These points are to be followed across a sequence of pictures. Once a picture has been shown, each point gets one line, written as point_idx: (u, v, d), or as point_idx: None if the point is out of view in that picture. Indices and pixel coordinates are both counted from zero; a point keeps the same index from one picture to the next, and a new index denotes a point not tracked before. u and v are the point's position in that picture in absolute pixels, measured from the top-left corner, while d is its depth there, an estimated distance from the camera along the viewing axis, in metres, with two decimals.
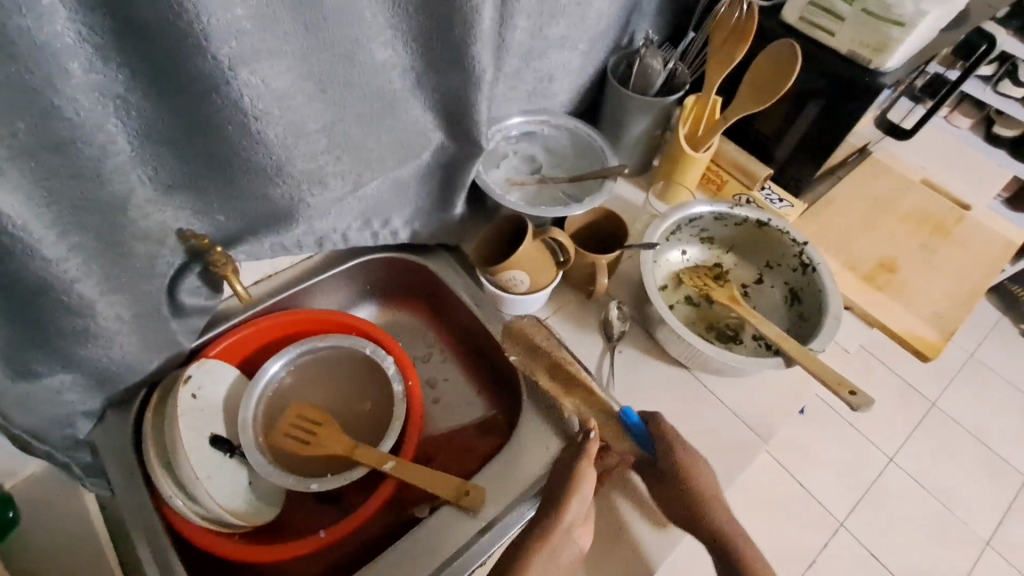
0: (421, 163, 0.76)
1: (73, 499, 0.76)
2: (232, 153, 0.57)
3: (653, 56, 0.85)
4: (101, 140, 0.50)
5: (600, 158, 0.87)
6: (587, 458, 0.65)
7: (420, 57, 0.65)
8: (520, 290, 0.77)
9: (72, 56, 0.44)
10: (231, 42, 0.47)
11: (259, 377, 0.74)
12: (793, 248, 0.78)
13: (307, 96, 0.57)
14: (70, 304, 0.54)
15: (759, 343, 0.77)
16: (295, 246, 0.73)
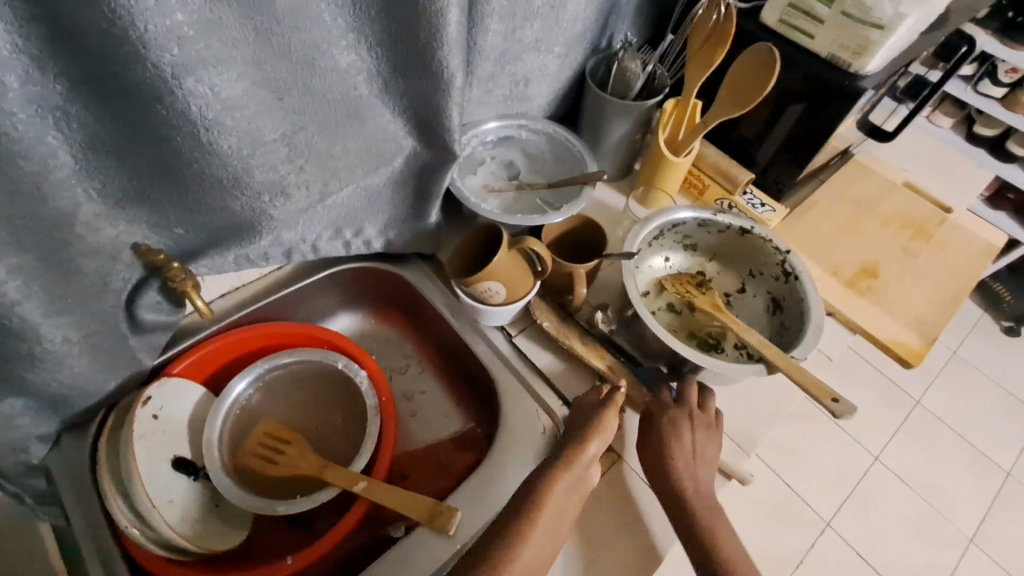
0: (393, 171, 0.74)
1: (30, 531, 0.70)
2: (185, 166, 0.54)
3: (632, 59, 0.83)
4: (41, 155, 0.47)
5: (580, 163, 0.85)
6: (615, 406, 0.66)
7: (385, 62, 0.62)
8: (496, 301, 0.74)
9: (4, 67, 0.41)
10: (174, 49, 0.44)
11: (224, 398, 0.71)
12: (775, 256, 0.76)
13: (263, 105, 0.54)
14: (12, 327, 0.51)
15: (740, 353, 0.76)
16: (261, 258, 0.70)
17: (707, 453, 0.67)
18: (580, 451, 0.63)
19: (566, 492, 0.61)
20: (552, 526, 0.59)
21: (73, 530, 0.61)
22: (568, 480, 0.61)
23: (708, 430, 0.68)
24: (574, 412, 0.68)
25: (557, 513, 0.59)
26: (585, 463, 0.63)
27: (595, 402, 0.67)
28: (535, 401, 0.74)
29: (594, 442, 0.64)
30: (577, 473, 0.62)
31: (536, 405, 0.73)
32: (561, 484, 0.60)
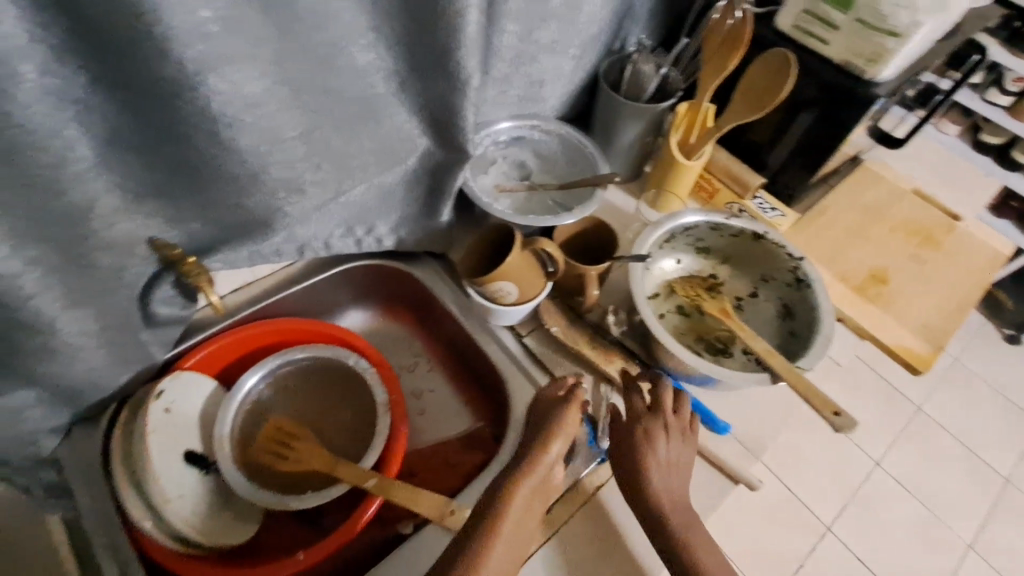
0: (406, 169, 0.74)
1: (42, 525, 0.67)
2: (203, 163, 0.54)
3: (646, 62, 0.84)
4: (59, 147, 0.46)
5: (592, 164, 0.85)
6: (576, 404, 0.64)
7: (402, 61, 0.62)
8: (508, 301, 0.75)
9: (24, 59, 0.40)
10: (198, 46, 0.44)
11: (236, 390, 0.71)
12: (788, 262, 0.76)
13: (283, 102, 0.54)
14: (27, 320, 0.51)
15: (748, 358, 0.76)
16: (274, 254, 0.70)
17: (681, 457, 0.66)
18: (539, 457, 0.61)
19: (528, 497, 0.60)
20: (512, 540, 0.58)
21: (81, 524, 0.61)
22: (530, 482, 0.60)
23: (679, 434, 0.66)
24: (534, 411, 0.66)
25: (518, 525, 0.58)
26: (544, 467, 0.61)
27: (553, 401, 0.65)
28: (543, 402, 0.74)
29: (554, 444, 0.62)
30: (538, 478, 0.61)
31: None
32: (525, 488, 0.60)
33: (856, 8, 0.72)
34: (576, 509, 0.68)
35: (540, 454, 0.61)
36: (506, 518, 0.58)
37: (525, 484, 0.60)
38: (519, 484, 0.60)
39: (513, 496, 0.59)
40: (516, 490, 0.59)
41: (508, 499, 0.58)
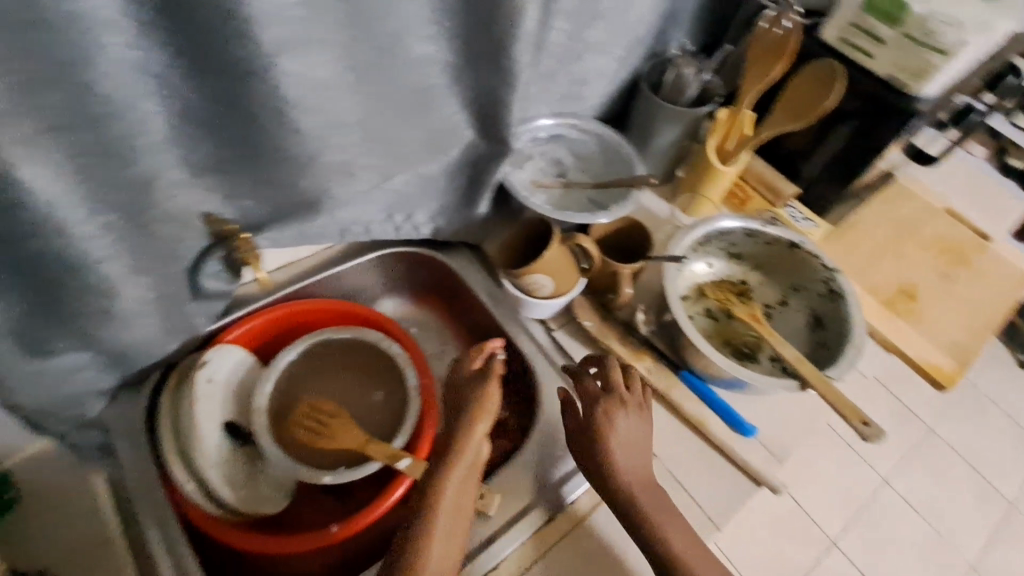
0: (449, 160, 0.76)
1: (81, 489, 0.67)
2: (267, 140, 0.55)
3: (688, 67, 0.84)
4: (135, 117, 0.47)
5: (628, 165, 0.87)
6: (495, 378, 0.66)
7: (457, 53, 0.64)
8: (542, 295, 0.76)
9: (112, 30, 0.41)
10: (274, 30, 0.46)
11: (274, 366, 0.72)
12: (821, 273, 0.77)
13: (345, 87, 0.56)
14: (95, 284, 0.51)
15: (775, 365, 0.77)
16: (318, 236, 0.72)
17: (634, 432, 0.65)
18: (464, 441, 0.62)
19: (466, 475, 0.61)
20: (452, 521, 0.59)
21: (125, 489, 0.63)
22: (464, 463, 0.61)
23: (618, 409, 0.66)
24: (450, 389, 0.68)
25: (457, 503, 0.60)
26: (474, 444, 0.62)
27: (471, 380, 0.67)
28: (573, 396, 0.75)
29: (478, 425, 0.63)
30: (471, 456, 0.62)
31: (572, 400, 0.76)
32: (461, 465, 0.61)
33: (904, 23, 0.73)
34: (563, 533, 0.68)
35: (467, 433, 0.63)
36: (443, 500, 0.59)
37: (459, 464, 0.61)
38: (453, 464, 0.61)
39: (450, 476, 0.60)
40: (450, 470, 0.61)
41: (443, 478, 0.60)
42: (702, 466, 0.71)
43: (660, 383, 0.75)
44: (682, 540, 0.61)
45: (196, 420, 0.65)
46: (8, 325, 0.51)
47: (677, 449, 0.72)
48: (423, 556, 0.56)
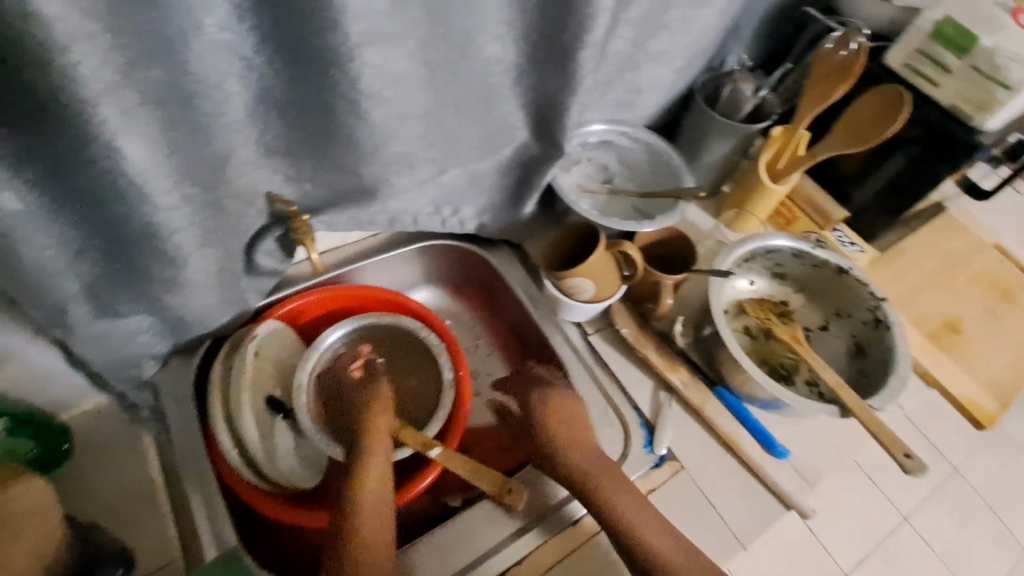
0: (501, 159, 0.77)
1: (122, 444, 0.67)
2: (336, 127, 0.57)
3: (746, 82, 0.83)
4: (221, 96, 0.49)
5: (675, 178, 0.87)
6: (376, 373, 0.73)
7: (524, 54, 0.65)
8: (581, 298, 0.77)
9: (209, 12, 0.43)
10: (360, 25, 0.48)
11: (319, 343, 0.74)
12: (869, 301, 0.77)
13: (416, 81, 0.57)
14: (168, 252, 0.53)
15: (811, 389, 0.77)
16: (369, 223, 0.74)
17: (560, 418, 0.67)
18: (373, 425, 0.66)
19: (387, 457, 0.64)
20: (380, 496, 0.61)
21: (171, 452, 0.65)
22: (383, 446, 0.64)
23: (540, 403, 0.69)
24: (346, 396, 0.71)
25: (383, 479, 0.62)
26: (384, 431, 0.66)
27: (354, 387, 0.71)
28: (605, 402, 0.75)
29: (381, 415, 0.67)
30: (385, 441, 0.65)
31: (605, 407, 0.74)
32: (381, 447, 0.64)
33: (971, 54, 0.72)
34: (574, 547, 0.66)
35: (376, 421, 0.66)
36: (368, 474, 0.62)
37: (379, 446, 0.64)
38: (375, 442, 0.64)
39: (374, 456, 0.63)
40: (373, 448, 0.64)
41: (366, 459, 0.63)
42: (731, 482, 0.71)
43: (695, 397, 0.75)
44: (642, 523, 0.61)
45: (245, 392, 0.66)
46: (83, 285, 0.53)
47: (707, 464, 0.72)
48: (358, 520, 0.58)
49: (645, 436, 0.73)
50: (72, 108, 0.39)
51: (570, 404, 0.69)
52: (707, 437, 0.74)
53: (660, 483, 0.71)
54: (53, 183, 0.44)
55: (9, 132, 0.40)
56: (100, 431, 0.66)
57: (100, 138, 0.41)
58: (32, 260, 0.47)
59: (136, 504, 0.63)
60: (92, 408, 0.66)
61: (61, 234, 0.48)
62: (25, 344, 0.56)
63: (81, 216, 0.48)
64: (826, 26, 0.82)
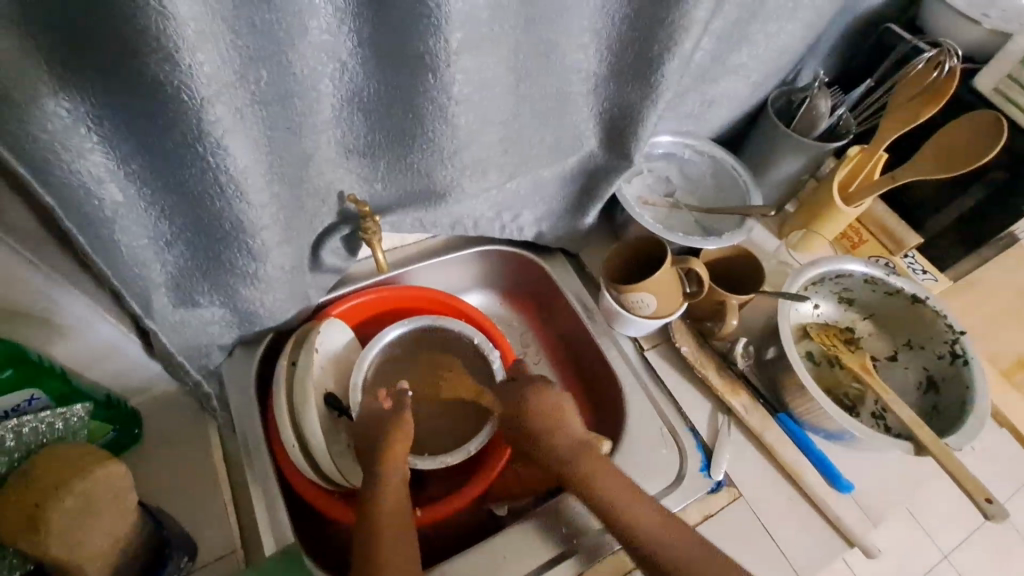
0: (566, 167, 0.74)
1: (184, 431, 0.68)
2: (419, 132, 0.57)
3: (825, 98, 0.79)
4: (313, 96, 0.50)
5: (742, 193, 0.83)
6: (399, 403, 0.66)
7: (607, 65, 0.64)
8: (642, 313, 0.74)
9: (313, 15, 0.44)
10: (459, 32, 0.48)
11: (376, 342, 0.73)
12: (946, 334, 0.74)
13: (501, 88, 0.57)
14: (252, 248, 0.54)
15: (878, 422, 0.73)
16: (432, 225, 0.72)
17: (557, 430, 0.66)
18: (393, 446, 0.62)
19: (403, 479, 0.62)
20: (397, 515, 0.59)
21: (235, 442, 0.66)
22: (400, 468, 0.62)
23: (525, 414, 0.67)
24: (368, 421, 0.65)
25: (401, 500, 0.60)
26: (402, 455, 0.62)
27: (380, 415, 0.65)
28: (661, 420, 0.74)
29: (402, 438, 0.63)
30: (401, 462, 0.62)
31: (660, 425, 0.74)
32: (397, 468, 0.61)
33: None
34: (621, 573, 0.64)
35: (394, 450, 0.62)
36: (384, 495, 0.59)
37: (396, 466, 0.62)
38: (392, 464, 0.61)
39: (387, 475, 0.61)
40: (391, 470, 0.61)
41: (382, 479, 0.60)
42: (790, 512, 0.69)
43: (757, 422, 0.73)
44: (641, 513, 0.59)
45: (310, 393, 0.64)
46: (167, 274, 0.54)
47: (766, 493, 0.70)
48: (379, 539, 0.56)
49: (702, 459, 0.71)
50: (188, 108, 0.40)
51: (566, 400, 0.68)
52: (766, 465, 0.72)
53: (716, 509, 0.69)
54: (154, 175, 0.46)
55: (123, 124, 0.41)
56: (165, 418, 0.67)
57: (209, 137, 0.42)
58: (127, 250, 0.48)
59: (198, 491, 0.64)
60: (158, 395, 0.67)
61: (154, 225, 0.49)
62: (117, 336, 0.58)
63: (175, 208, 0.49)
64: (915, 47, 0.79)
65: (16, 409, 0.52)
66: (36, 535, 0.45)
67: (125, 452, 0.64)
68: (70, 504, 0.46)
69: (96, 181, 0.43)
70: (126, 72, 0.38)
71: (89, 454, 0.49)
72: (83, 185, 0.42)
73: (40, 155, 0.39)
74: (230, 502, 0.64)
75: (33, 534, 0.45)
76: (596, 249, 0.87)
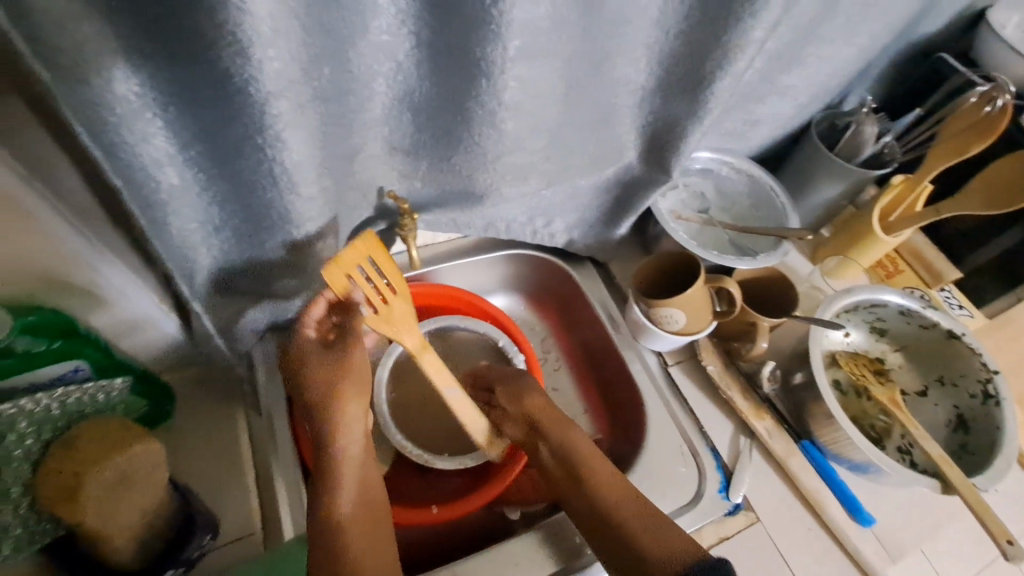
0: (604, 178, 0.74)
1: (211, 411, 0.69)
2: (465, 134, 0.58)
3: (872, 124, 0.78)
4: (366, 94, 0.51)
5: (778, 214, 0.81)
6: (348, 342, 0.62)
7: (657, 78, 0.64)
8: (669, 329, 0.74)
9: (376, 15, 0.45)
10: (517, 40, 0.49)
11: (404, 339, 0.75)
12: (980, 372, 0.72)
13: (552, 97, 0.58)
14: (295, 237, 0.55)
15: (903, 457, 0.71)
16: (466, 226, 0.72)
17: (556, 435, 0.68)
18: (343, 425, 0.61)
19: (359, 471, 0.62)
20: (369, 529, 0.60)
21: (260, 425, 0.67)
22: (354, 450, 0.62)
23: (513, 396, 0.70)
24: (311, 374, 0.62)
25: (361, 501, 0.61)
26: (354, 419, 0.62)
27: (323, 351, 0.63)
28: (681, 437, 0.74)
29: (351, 408, 0.62)
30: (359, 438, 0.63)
31: (681, 442, 0.73)
32: (351, 458, 0.61)
33: None
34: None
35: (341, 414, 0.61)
36: (341, 497, 0.59)
37: (351, 455, 0.61)
38: (344, 450, 0.61)
39: (342, 480, 0.60)
40: (344, 459, 0.60)
41: (337, 482, 0.60)
42: (808, 541, 0.68)
43: (780, 448, 0.72)
44: (615, 494, 0.62)
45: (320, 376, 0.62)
46: (212, 259, 0.55)
47: (785, 520, 0.69)
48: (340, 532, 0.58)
49: (721, 481, 0.71)
50: (254, 100, 0.41)
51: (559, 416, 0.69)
52: (787, 492, 0.71)
53: (733, 531, 0.68)
54: (211, 161, 0.47)
55: (187, 110, 0.42)
56: (193, 397, 0.68)
57: (270, 129, 0.43)
58: (178, 232, 0.49)
59: (221, 471, 0.65)
60: (188, 374, 0.68)
61: (205, 210, 0.50)
62: (158, 312, 0.59)
63: (226, 195, 0.50)
64: (968, 80, 0.78)
65: (62, 378, 0.53)
66: (74, 506, 0.46)
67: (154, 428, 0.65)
68: (108, 477, 0.47)
69: (156, 164, 0.44)
70: (199, 62, 0.39)
71: (128, 430, 0.50)
72: (145, 168, 0.43)
73: (110, 138, 0.40)
74: (252, 484, 0.65)
75: (72, 503, 0.46)
76: (625, 261, 0.87)
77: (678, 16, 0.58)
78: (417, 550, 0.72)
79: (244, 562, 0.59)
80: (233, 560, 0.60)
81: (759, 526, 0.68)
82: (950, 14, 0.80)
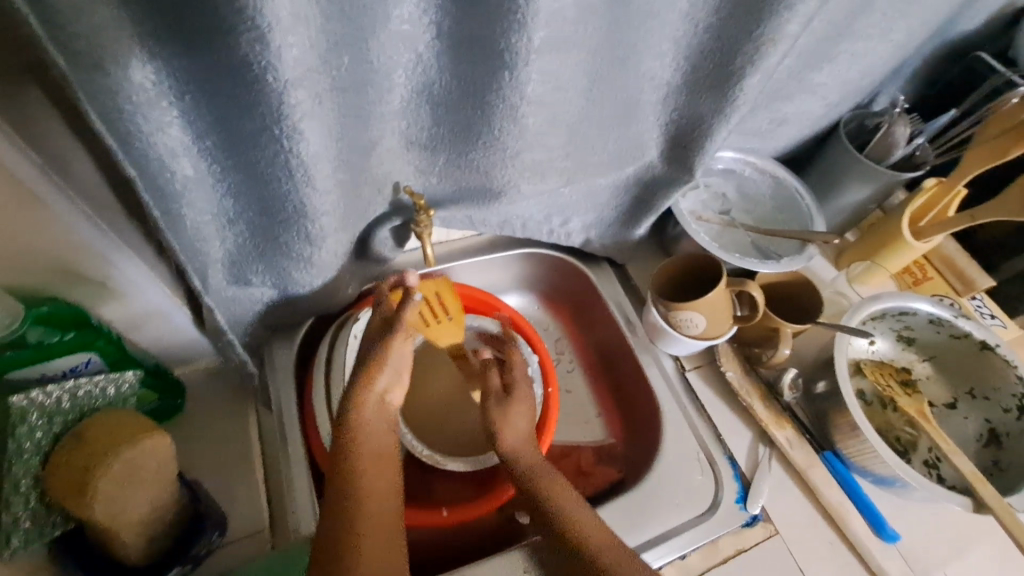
0: (624, 177, 0.71)
1: (218, 404, 0.68)
2: (485, 127, 0.56)
3: (905, 125, 0.75)
4: (385, 86, 0.50)
5: (803, 217, 0.79)
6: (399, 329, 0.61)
7: (684, 73, 0.62)
8: (687, 331, 0.71)
9: (399, 4, 0.44)
10: (542, 32, 0.47)
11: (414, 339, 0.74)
12: (1016, 387, 0.69)
13: (574, 89, 0.56)
14: (310, 232, 0.54)
15: (929, 471, 0.69)
16: (482, 224, 0.71)
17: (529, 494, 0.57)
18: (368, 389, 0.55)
19: (381, 429, 0.55)
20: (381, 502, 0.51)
21: (270, 421, 0.66)
22: (372, 405, 0.55)
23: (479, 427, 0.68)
24: (364, 344, 0.60)
25: (377, 457, 0.53)
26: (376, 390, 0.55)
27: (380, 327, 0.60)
28: (698, 445, 0.72)
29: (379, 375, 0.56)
30: (375, 400, 0.55)
31: (698, 451, 0.71)
32: (369, 417, 0.55)
33: None
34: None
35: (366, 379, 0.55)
36: (358, 451, 0.53)
37: (368, 416, 0.55)
38: (362, 403, 0.54)
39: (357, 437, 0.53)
40: (361, 413, 0.54)
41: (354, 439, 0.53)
42: (829, 555, 0.66)
43: (802, 459, 0.70)
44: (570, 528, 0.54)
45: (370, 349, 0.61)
46: (225, 251, 0.54)
47: (805, 533, 0.67)
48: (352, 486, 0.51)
49: (738, 490, 0.69)
50: (272, 88, 0.40)
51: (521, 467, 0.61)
52: (808, 505, 0.69)
53: (752, 543, 0.66)
54: (225, 152, 0.46)
55: (205, 99, 0.41)
56: (207, 389, 0.68)
57: (288, 120, 0.43)
58: (192, 223, 0.48)
59: (231, 466, 0.64)
60: (203, 366, 0.68)
61: (219, 202, 0.50)
62: (171, 307, 0.59)
63: (242, 187, 0.49)
64: (1009, 81, 0.74)
65: (74, 370, 0.53)
66: (81, 501, 0.46)
67: (164, 421, 0.65)
68: (117, 471, 0.46)
69: (171, 154, 0.43)
70: (217, 52, 0.38)
71: (135, 424, 0.49)
72: (160, 159, 0.42)
73: (126, 126, 0.39)
74: (260, 482, 0.64)
75: (79, 495, 0.45)
76: (642, 262, 0.85)
77: (708, 9, 0.56)
78: (426, 555, 0.70)
79: (250, 560, 0.58)
80: (242, 557, 0.60)
81: (776, 538, 0.66)
82: (989, 11, 0.77)
